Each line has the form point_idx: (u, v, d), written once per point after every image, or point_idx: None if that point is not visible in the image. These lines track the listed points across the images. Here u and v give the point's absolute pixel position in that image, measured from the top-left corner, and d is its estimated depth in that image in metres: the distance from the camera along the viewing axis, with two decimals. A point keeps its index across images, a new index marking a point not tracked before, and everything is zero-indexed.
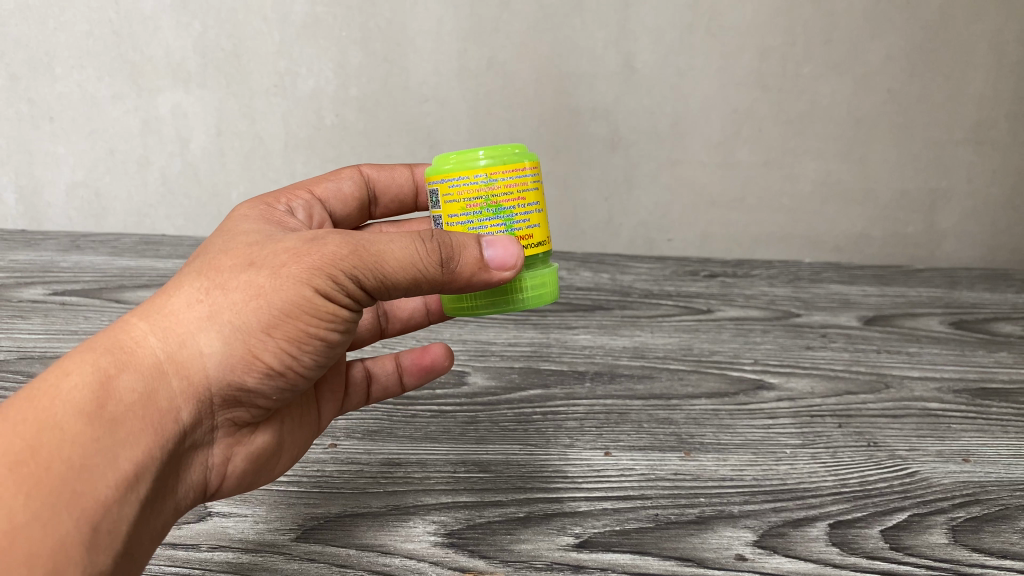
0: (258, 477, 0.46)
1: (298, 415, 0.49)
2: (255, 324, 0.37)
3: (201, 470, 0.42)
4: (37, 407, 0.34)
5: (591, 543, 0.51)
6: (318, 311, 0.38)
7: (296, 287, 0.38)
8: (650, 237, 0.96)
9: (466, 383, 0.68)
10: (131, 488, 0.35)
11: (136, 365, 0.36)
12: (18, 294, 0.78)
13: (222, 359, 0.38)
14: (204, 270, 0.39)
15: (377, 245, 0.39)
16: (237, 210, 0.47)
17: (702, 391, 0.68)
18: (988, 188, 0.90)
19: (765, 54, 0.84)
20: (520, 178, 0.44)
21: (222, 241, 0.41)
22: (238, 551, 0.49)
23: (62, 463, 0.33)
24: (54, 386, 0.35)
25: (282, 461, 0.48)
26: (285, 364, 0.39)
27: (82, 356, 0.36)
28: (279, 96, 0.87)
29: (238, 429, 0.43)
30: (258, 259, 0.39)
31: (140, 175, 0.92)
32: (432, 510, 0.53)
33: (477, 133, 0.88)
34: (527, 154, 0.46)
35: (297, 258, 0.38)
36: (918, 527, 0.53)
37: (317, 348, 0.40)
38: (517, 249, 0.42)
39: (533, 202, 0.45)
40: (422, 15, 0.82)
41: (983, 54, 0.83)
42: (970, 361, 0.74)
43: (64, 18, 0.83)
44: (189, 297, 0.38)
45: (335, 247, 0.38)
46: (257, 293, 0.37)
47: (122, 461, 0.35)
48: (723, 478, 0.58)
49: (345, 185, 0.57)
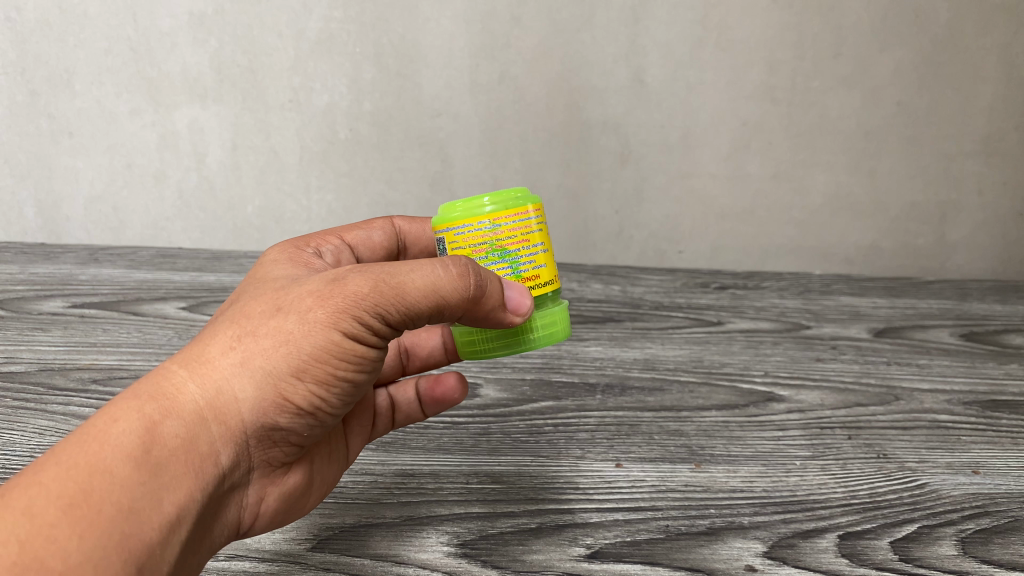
0: (290, 514, 0.47)
1: (328, 451, 0.50)
2: (284, 368, 0.38)
3: (236, 510, 0.42)
4: (87, 452, 0.34)
5: (602, 554, 0.51)
6: (345, 353, 0.39)
7: (324, 331, 0.38)
8: (661, 249, 0.97)
9: (478, 396, 0.69)
10: (174, 530, 0.35)
11: (179, 411, 0.36)
12: (38, 306, 0.80)
13: (255, 403, 0.38)
14: (236, 317, 0.40)
15: (398, 278, 0.39)
16: (267, 255, 0.48)
17: (713, 403, 0.69)
18: (998, 200, 0.90)
19: (774, 68, 0.85)
20: (523, 222, 0.45)
21: (252, 291, 0.42)
22: (254, 561, 0.50)
23: (112, 507, 0.33)
24: (103, 431, 0.35)
25: (314, 498, 0.48)
26: (313, 404, 0.39)
27: (127, 403, 0.36)
28: (293, 112, 0.89)
29: (273, 469, 0.43)
30: (285, 304, 0.39)
31: (157, 189, 0.94)
32: (446, 521, 0.54)
33: (489, 146, 0.90)
34: (522, 199, 0.47)
35: (321, 301, 0.39)
36: (928, 539, 0.53)
37: (343, 388, 0.41)
38: (528, 301, 0.44)
39: (536, 244, 0.46)
40: (434, 31, 0.84)
41: (992, 66, 0.83)
42: (980, 373, 0.74)
43: (84, 35, 0.85)
44: (223, 344, 0.38)
45: (358, 286, 0.39)
46: (285, 339, 0.38)
47: (166, 504, 0.35)
48: (733, 489, 0.58)
49: (376, 235, 0.58)
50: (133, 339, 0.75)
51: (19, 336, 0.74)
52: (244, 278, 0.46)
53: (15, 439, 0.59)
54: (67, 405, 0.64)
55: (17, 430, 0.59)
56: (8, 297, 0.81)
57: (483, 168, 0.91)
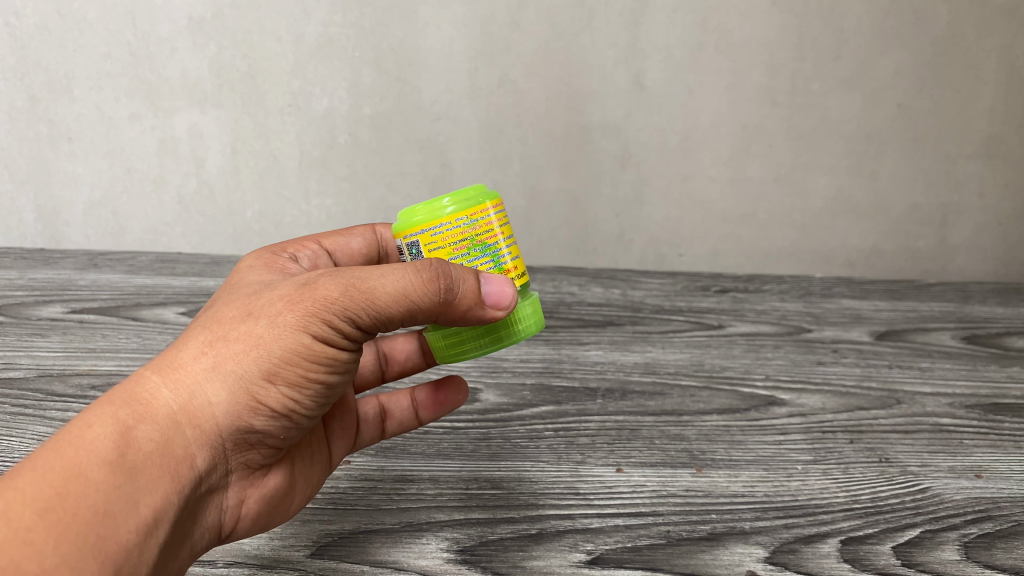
0: (274, 518, 0.46)
1: (309, 454, 0.49)
2: (256, 372, 0.38)
3: (216, 512, 0.42)
4: (61, 457, 0.33)
5: (602, 560, 0.50)
6: (318, 357, 0.39)
7: (295, 335, 0.38)
8: (662, 252, 0.98)
9: (478, 401, 0.69)
10: (151, 533, 0.35)
11: (152, 416, 0.36)
12: (37, 312, 0.79)
13: (229, 407, 0.38)
14: (208, 323, 0.39)
15: (369, 282, 0.39)
16: (245, 261, 0.48)
17: (714, 407, 0.68)
18: (999, 203, 0.90)
19: (774, 70, 0.84)
20: (497, 216, 0.45)
21: (226, 297, 0.42)
22: (252, 569, 0.49)
23: (88, 510, 0.33)
24: (78, 437, 0.34)
25: (296, 501, 0.48)
26: (287, 406, 0.39)
27: (100, 408, 0.36)
28: (293, 116, 0.89)
29: (252, 471, 0.43)
30: (256, 309, 0.39)
31: (156, 194, 0.94)
32: (445, 527, 0.53)
33: (488, 150, 0.90)
34: (492, 194, 0.47)
35: (292, 305, 0.38)
36: (930, 544, 0.52)
37: (317, 391, 0.40)
38: (511, 291, 0.43)
39: (511, 236, 0.46)
40: (434, 36, 0.83)
41: (992, 68, 0.83)
42: (982, 376, 0.74)
43: (83, 41, 0.85)
44: (195, 349, 0.38)
45: (328, 291, 0.38)
46: (257, 343, 0.38)
47: (142, 507, 0.35)
48: (734, 494, 0.57)
49: (354, 242, 0.57)
50: (133, 346, 0.75)
51: (18, 341, 0.74)
52: (221, 286, 0.45)
53: (14, 446, 0.59)
54: (67, 412, 0.63)
55: (15, 436, 0.59)
56: (8, 303, 0.81)
57: (483, 172, 0.91)
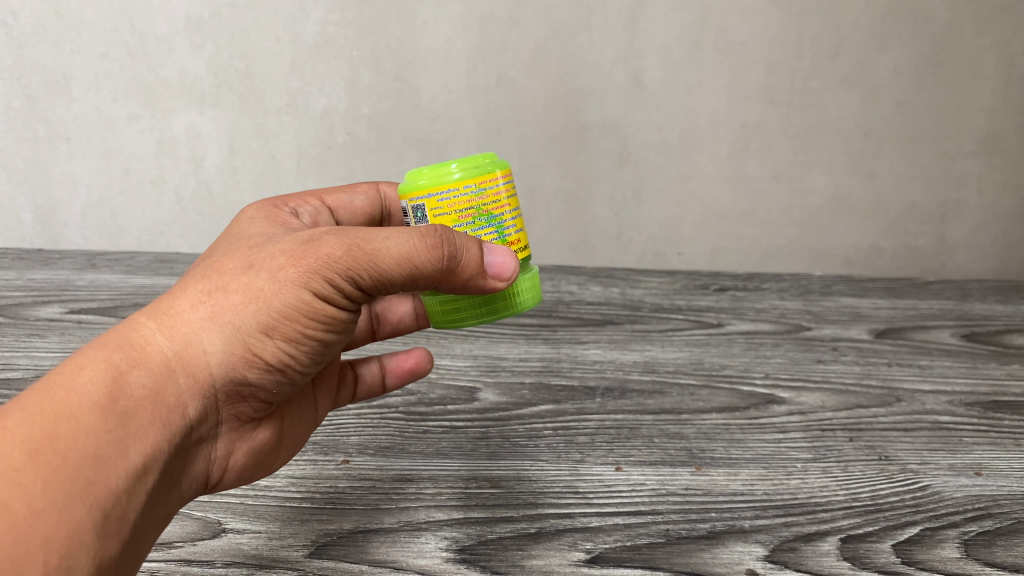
0: (258, 471, 0.47)
1: (297, 412, 0.50)
2: (254, 325, 0.37)
3: (204, 463, 0.42)
4: (52, 400, 0.33)
5: (602, 559, 0.50)
6: (316, 313, 0.38)
7: (296, 291, 0.37)
8: (660, 251, 0.98)
9: (477, 400, 0.69)
10: (141, 479, 0.35)
11: (146, 362, 0.36)
12: (35, 312, 0.79)
13: (224, 357, 0.37)
14: (207, 272, 0.39)
15: (373, 244, 0.38)
16: (244, 214, 0.47)
17: (713, 405, 0.68)
18: (998, 200, 0.90)
19: (772, 68, 0.84)
20: (505, 186, 0.45)
21: (225, 246, 0.42)
22: (251, 569, 0.49)
23: (77, 453, 0.32)
24: (69, 379, 0.34)
25: (281, 456, 0.49)
26: (282, 361, 0.39)
27: (94, 352, 0.35)
28: (292, 115, 0.89)
29: (241, 424, 0.43)
30: (258, 262, 0.38)
31: (155, 194, 0.94)
32: (444, 527, 0.53)
33: (487, 150, 0.90)
34: (500, 163, 0.46)
35: (294, 261, 0.38)
36: (930, 542, 0.52)
37: (312, 347, 0.40)
38: (514, 263, 0.43)
39: (517, 208, 0.46)
40: (432, 35, 0.83)
41: (991, 66, 0.83)
42: (982, 374, 0.74)
43: (81, 41, 0.85)
44: (193, 298, 0.38)
45: (331, 248, 0.38)
46: (256, 296, 0.37)
47: (132, 453, 0.34)
48: (734, 493, 0.57)
49: (358, 200, 0.57)
50: None
51: (16, 340, 0.73)
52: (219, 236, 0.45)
53: None
54: None
55: None
56: (5, 303, 0.80)
57: None
